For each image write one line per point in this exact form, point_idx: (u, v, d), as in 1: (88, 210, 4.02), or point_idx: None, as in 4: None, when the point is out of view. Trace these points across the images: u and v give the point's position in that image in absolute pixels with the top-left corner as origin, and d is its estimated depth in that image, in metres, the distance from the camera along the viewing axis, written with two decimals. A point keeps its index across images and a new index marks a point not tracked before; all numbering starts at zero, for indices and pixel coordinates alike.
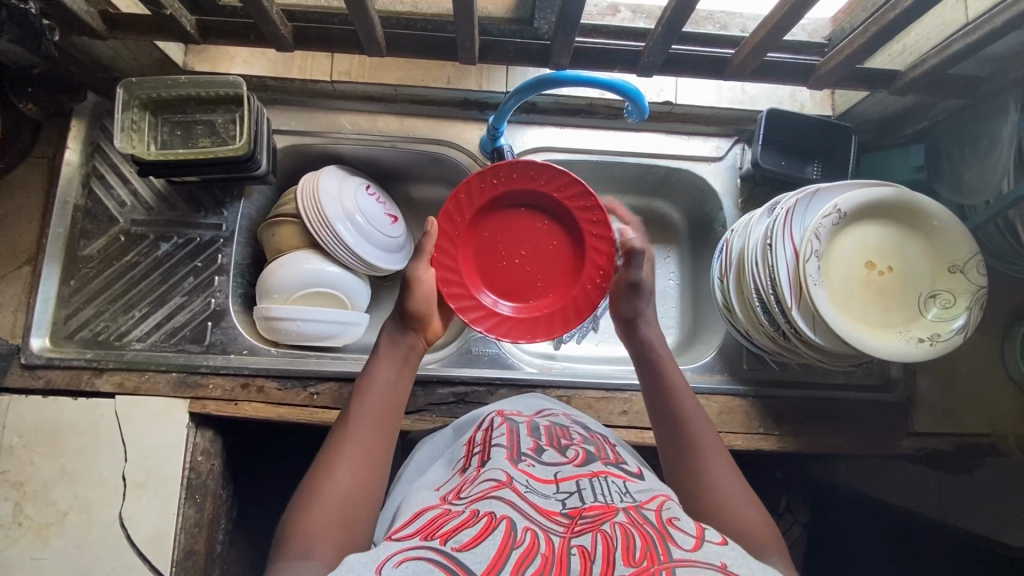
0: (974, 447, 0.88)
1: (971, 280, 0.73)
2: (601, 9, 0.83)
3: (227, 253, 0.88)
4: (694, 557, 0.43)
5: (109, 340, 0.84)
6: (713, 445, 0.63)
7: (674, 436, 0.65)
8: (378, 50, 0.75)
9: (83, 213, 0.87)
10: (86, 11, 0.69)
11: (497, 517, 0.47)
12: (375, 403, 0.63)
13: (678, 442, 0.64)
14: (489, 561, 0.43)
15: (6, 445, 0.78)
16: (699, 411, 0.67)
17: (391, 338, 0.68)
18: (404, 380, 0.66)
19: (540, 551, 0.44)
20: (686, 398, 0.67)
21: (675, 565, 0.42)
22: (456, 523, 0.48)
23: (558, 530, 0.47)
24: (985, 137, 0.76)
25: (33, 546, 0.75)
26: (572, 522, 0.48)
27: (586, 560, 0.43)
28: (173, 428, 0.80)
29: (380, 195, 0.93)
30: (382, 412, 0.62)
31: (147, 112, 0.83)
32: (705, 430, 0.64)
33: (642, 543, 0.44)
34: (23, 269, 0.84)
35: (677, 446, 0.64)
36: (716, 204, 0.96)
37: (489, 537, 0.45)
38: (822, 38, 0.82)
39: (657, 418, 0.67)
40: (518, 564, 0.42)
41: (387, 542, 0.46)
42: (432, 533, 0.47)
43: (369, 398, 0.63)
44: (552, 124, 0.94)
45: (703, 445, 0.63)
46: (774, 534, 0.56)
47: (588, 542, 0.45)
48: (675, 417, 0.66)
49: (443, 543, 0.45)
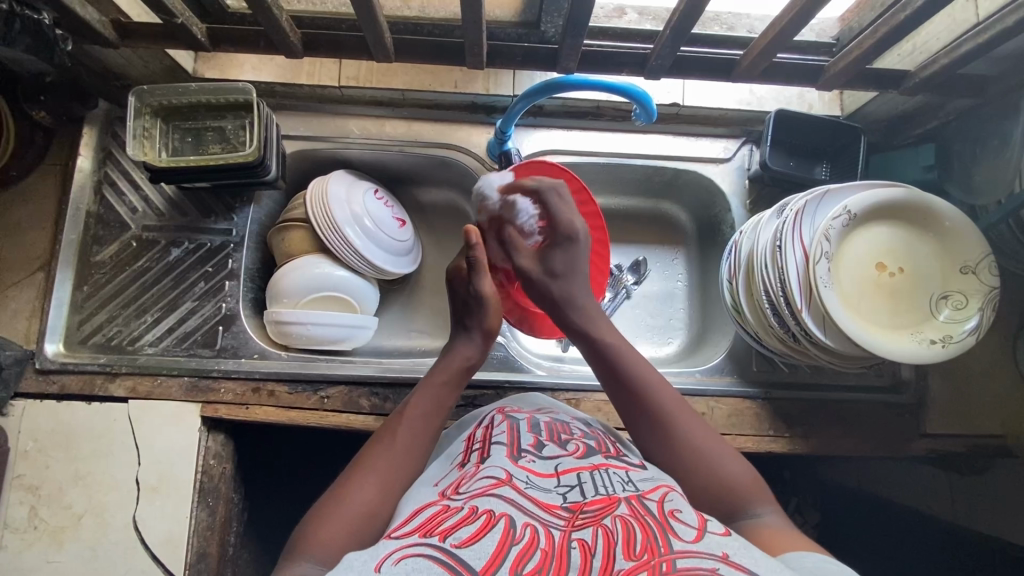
0: (987, 448, 0.87)
1: (984, 282, 0.72)
2: (608, 11, 0.83)
3: (238, 259, 0.89)
4: (695, 548, 0.43)
5: (122, 345, 0.85)
6: (680, 411, 0.61)
7: (640, 408, 0.62)
8: (387, 55, 0.76)
9: (95, 219, 0.88)
10: (97, 21, 0.70)
11: (496, 515, 0.47)
12: (422, 422, 0.62)
13: (647, 416, 0.61)
14: (488, 557, 0.43)
15: (22, 450, 0.79)
16: (659, 376, 0.64)
17: (463, 358, 0.68)
18: (453, 405, 0.66)
19: (540, 546, 0.44)
20: (643, 368, 0.64)
21: (675, 556, 0.42)
22: (455, 520, 0.48)
23: (558, 523, 0.47)
24: (995, 137, 0.76)
25: (49, 549, 0.76)
26: (573, 516, 0.48)
27: (586, 554, 0.43)
28: (186, 432, 0.81)
29: (388, 199, 0.93)
30: (425, 433, 0.62)
31: (158, 119, 0.84)
32: (669, 397, 0.62)
33: (642, 536, 0.44)
34: (37, 275, 0.85)
35: (644, 417, 0.61)
36: (724, 206, 0.96)
37: (488, 534, 0.45)
38: (830, 37, 0.81)
39: (615, 392, 0.64)
40: (518, 560, 0.43)
41: (387, 542, 0.46)
42: (431, 530, 0.47)
43: (417, 416, 0.62)
44: (558, 127, 0.95)
45: (673, 413, 0.60)
46: (761, 487, 0.56)
47: (588, 536, 0.45)
48: (636, 385, 0.62)
49: (442, 540, 0.45)
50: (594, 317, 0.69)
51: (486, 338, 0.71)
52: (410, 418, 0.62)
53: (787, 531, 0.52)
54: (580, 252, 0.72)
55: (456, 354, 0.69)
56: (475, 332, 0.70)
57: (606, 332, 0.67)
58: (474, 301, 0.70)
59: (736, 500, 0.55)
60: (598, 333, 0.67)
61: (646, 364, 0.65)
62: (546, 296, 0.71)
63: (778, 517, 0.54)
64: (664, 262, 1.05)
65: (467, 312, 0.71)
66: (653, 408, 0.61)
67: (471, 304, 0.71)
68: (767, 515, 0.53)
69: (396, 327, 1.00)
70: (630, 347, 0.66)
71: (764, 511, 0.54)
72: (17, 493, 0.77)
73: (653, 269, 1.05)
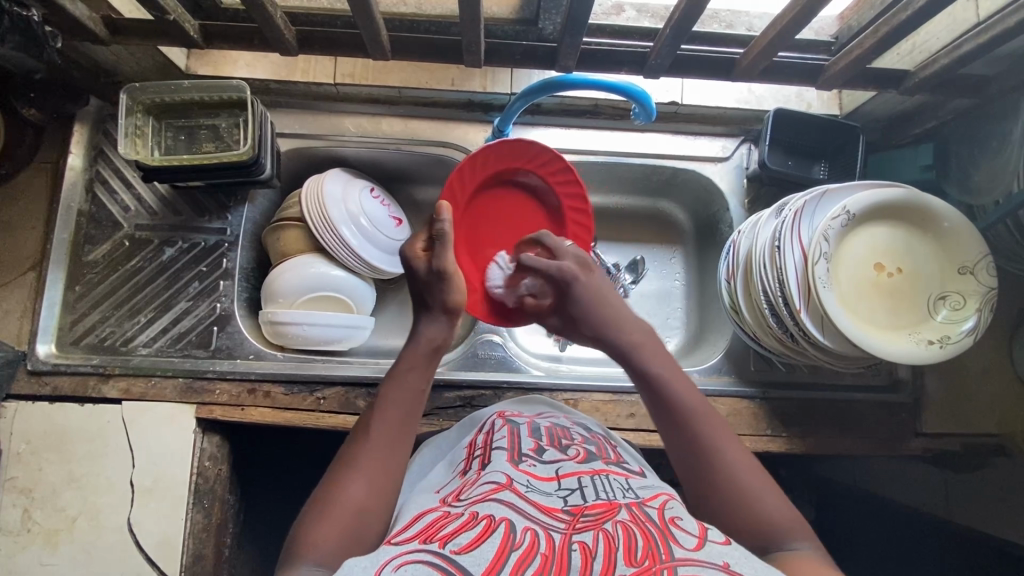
0: (982, 447, 0.88)
1: (981, 282, 0.72)
2: (606, 9, 0.82)
3: (232, 258, 0.88)
4: (696, 556, 0.43)
5: (115, 346, 0.84)
6: (724, 442, 0.58)
7: (680, 439, 0.59)
8: (383, 52, 0.75)
9: (87, 219, 0.86)
10: (90, 18, 0.69)
11: (497, 520, 0.47)
12: (396, 410, 0.60)
13: (687, 449, 0.59)
14: (489, 562, 0.42)
15: (14, 451, 0.78)
16: (702, 403, 0.61)
17: (429, 340, 0.66)
18: (428, 388, 0.64)
19: (540, 550, 0.44)
20: (685, 393, 0.62)
21: (676, 564, 0.42)
22: (456, 526, 0.47)
23: (559, 526, 0.47)
24: (993, 137, 0.76)
25: (43, 551, 0.75)
26: (574, 519, 0.48)
27: (587, 557, 0.43)
28: (181, 434, 0.80)
29: (384, 198, 0.92)
30: (402, 423, 0.60)
31: (150, 117, 0.83)
32: (711, 428, 0.59)
33: (644, 543, 0.44)
34: (28, 275, 0.84)
35: (685, 448, 0.59)
36: (723, 205, 0.96)
37: (487, 539, 0.45)
38: (829, 36, 0.81)
39: (657, 418, 0.62)
40: (518, 565, 0.42)
41: (388, 547, 0.46)
42: (432, 535, 0.46)
43: (390, 407, 0.60)
44: (556, 125, 0.94)
45: (714, 443, 0.58)
46: (800, 520, 0.54)
47: (590, 539, 0.45)
48: (678, 415, 0.60)
49: (442, 546, 0.44)
50: (639, 342, 0.67)
51: (452, 316, 0.68)
52: (384, 409, 0.60)
53: (824, 562, 0.50)
54: (584, 293, 0.70)
55: (421, 336, 0.66)
56: (438, 311, 0.68)
57: (650, 359, 0.65)
58: (437, 278, 0.68)
59: (773, 536, 0.53)
60: (640, 355, 0.65)
61: (691, 391, 0.62)
62: (586, 337, 0.71)
63: (815, 549, 0.52)
64: (661, 261, 1.05)
65: (429, 292, 0.68)
66: (694, 439, 0.59)
67: (433, 282, 0.68)
68: (805, 548, 0.52)
69: (393, 326, 0.99)
70: (677, 372, 0.64)
71: (803, 544, 0.52)
72: (9, 496, 0.76)
73: (651, 267, 1.04)
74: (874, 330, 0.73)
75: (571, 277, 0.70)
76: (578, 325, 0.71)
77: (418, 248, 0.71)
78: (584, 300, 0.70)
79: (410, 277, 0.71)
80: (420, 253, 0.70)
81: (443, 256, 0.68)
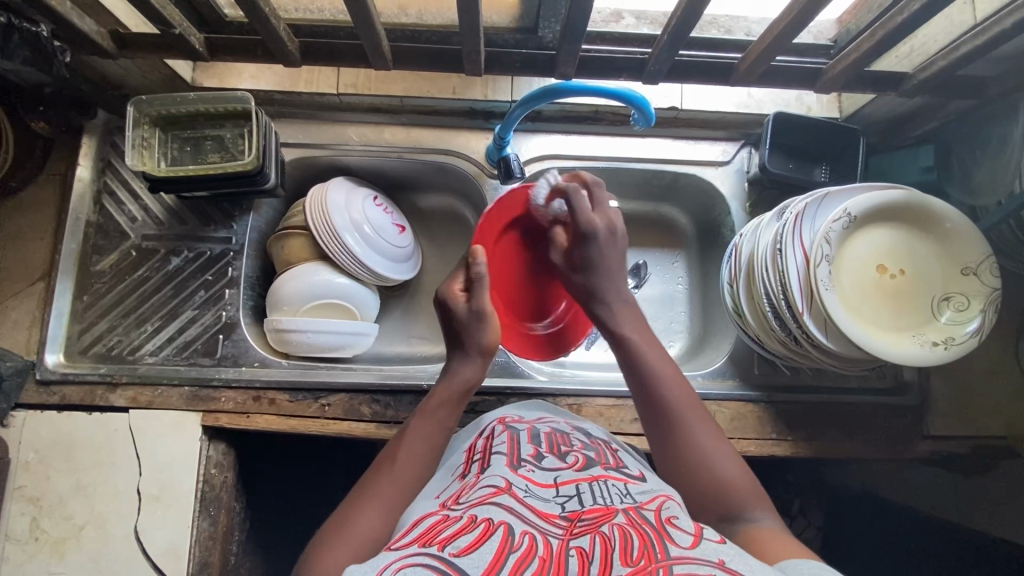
0: (990, 450, 0.87)
1: (985, 283, 0.72)
2: (606, 16, 0.83)
3: (238, 266, 0.89)
4: (692, 554, 0.43)
5: (122, 354, 0.85)
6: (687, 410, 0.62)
7: (647, 400, 0.64)
8: (385, 63, 0.76)
9: (95, 229, 0.88)
10: (96, 32, 0.70)
11: (495, 523, 0.47)
12: (422, 444, 0.63)
13: (654, 408, 0.63)
14: (487, 563, 0.42)
15: (23, 461, 0.78)
16: (671, 369, 0.66)
17: (463, 380, 0.69)
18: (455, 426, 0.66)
19: (538, 553, 0.44)
20: (655, 359, 0.66)
21: (672, 562, 0.41)
22: (453, 530, 0.47)
23: (556, 532, 0.47)
24: (995, 137, 0.75)
25: (50, 560, 0.76)
26: (571, 524, 0.48)
27: (583, 561, 0.43)
28: (186, 442, 0.81)
29: (388, 206, 0.93)
30: (427, 455, 0.62)
31: (157, 128, 0.84)
32: (677, 393, 0.63)
33: (639, 543, 0.44)
34: (36, 286, 0.85)
35: (654, 410, 0.63)
36: (724, 209, 0.96)
37: (486, 542, 0.45)
38: (828, 39, 0.82)
39: (631, 382, 0.66)
40: (517, 566, 0.42)
41: (386, 553, 0.46)
42: (430, 539, 0.46)
43: (417, 440, 0.63)
44: (557, 131, 0.94)
45: (681, 408, 0.62)
46: (757, 489, 0.56)
47: (586, 543, 0.45)
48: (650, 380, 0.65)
49: (440, 549, 0.44)
50: (620, 308, 0.71)
51: (486, 357, 0.71)
52: (411, 439, 0.63)
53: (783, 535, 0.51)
54: (601, 248, 0.72)
55: (457, 375, 0.69)
56: (473, 353, 0.70)
57: (628, 326, 0.70)
58: (476, 319, 0.70)
59: (728, 498, 0.55)
60: (618, 321, 0.70)
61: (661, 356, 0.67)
62: (577, 288, 0.74)
63: (772, 521, 0.53)
64: (664, 266, 1.05)
65: (467, 331, 0.70)
66: (656, 399, 0.63)
67: (469, 322, 0.70)
68: (764, 519, 0.53)
69: (397, 333, 1.00)
70: (649, 341, 0.68)
71: (761, 515, 0.54)
72: (18, 505, 0.77)
73: (653, 271, 1.05)
74: (877, 331, 0.73)
75: (592, 232, 0.72)
76: (583, 275, 0.73)
77: (454, 288, 0.73)
78: (596, 257, 0.72)
79: (445, 314, 0.72)
80: (457, 293, 0.72)
81: (480, 299, 0.71)
